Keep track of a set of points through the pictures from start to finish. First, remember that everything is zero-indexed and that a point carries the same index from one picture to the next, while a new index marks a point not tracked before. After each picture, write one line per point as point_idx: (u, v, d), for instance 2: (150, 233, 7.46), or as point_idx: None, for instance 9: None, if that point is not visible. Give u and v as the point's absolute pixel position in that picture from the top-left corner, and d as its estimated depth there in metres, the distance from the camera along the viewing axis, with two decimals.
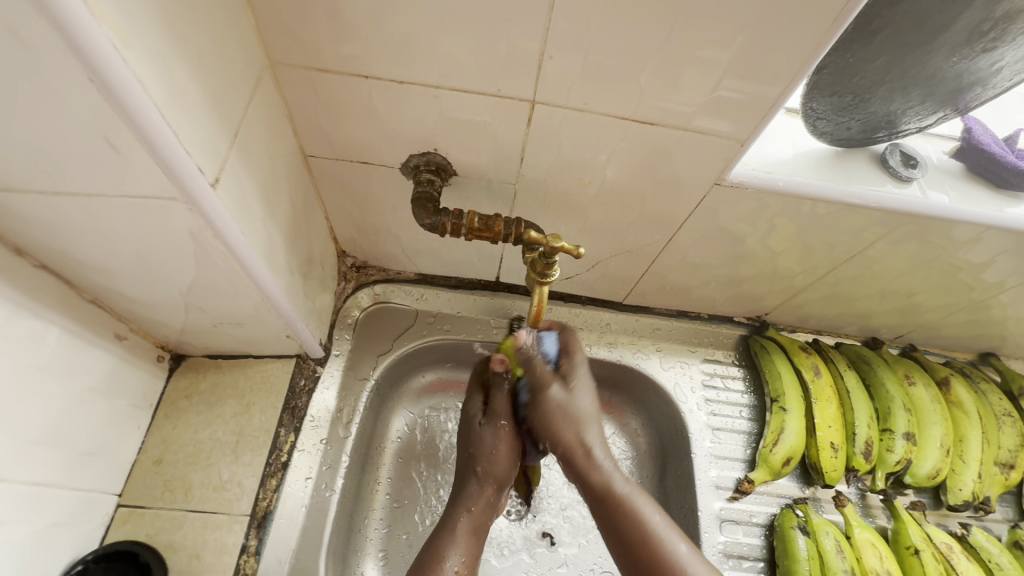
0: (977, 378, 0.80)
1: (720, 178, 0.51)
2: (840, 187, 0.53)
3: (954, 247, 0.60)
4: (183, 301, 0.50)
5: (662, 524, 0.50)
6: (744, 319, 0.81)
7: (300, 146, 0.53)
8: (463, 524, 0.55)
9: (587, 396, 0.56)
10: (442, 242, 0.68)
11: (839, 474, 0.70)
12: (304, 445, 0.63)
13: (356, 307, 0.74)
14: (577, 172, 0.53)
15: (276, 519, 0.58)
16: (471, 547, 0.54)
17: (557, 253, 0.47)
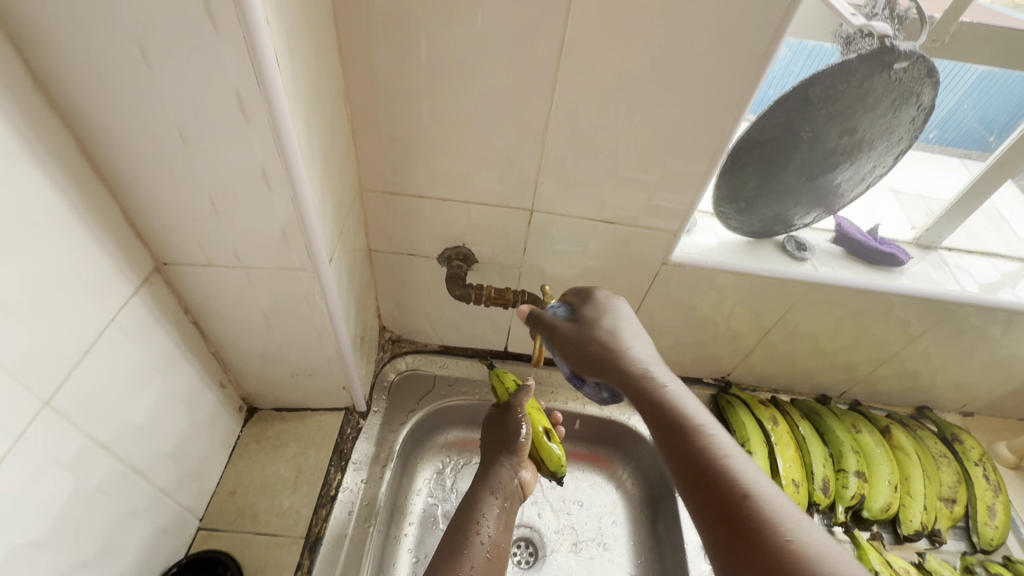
0: (914, 426, 0.94)
1: (665, 260, 0.72)
2: (755, 265, 0.74)
3: (854, 308, 0.79)
4: (279, 353, 0.68)
5: (746, 462, 0.43)
6: (712, 380, 0.97)
7: (368, 244, 0.74)
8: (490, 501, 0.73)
9: (609, 317, 0.56)
10: (463, 315, 0.87)
11: (803, 507, 0.82)
12: (348, 483, 0.75)
13: (392, 372, 0.91)
14: (565, 257, 0.74)
15: (325, 544, 0.69)
16: (498, 518, 0.73)
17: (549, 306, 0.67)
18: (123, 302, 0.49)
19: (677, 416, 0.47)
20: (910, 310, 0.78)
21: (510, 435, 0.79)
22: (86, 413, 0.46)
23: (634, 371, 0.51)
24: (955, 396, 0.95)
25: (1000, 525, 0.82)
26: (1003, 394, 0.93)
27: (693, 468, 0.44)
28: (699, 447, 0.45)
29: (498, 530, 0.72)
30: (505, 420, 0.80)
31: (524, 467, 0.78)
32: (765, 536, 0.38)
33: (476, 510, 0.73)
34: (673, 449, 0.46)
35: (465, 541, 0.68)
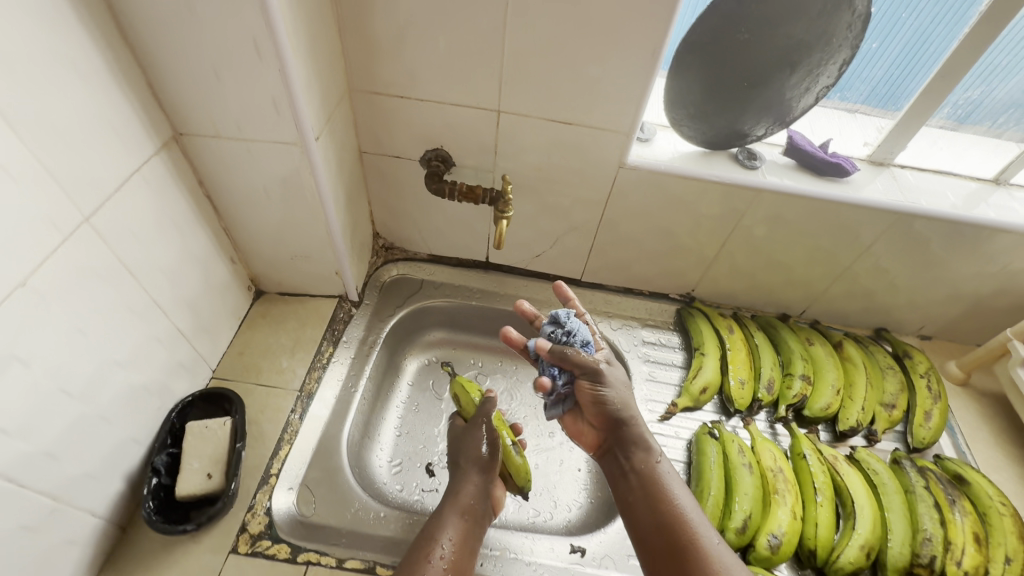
0: (868, 343, 1.00)
1: (621, 162, 0.80)
2: (705, 170, 0.81)
3: (802, 216, 0.85)
4: (278, 231, 0.79)
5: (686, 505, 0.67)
6: (677, 295, 1.05)
7: (359, 145, 0.84)
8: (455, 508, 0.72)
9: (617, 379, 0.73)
10: (447, 222, 0.97)
11: (746, 402, 0.89)
12: (338, 356, 0.87)
13: (384, 274, 1.02)
14: (532, 160, 0.82)
15: (316, 398, 0.82)
16: (460, 528, 0.70)
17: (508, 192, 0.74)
18: (146, 156, 0.61)
19: (652, 465, 0.70)
20: (856, 219, 0.84)
21: (474, 452, 0.79)
22: (118, 239, 0.58)
23: (636, 436, 0.71)
24: (911, 317, 1.00)
25: (934, 427, 0.88)
26: (958, 315, 0.97)
27: (652, 509, 0.67)
28: (660, 496, 0.67)
29: (457, 550, 0.67)
30: (469, 437, 0.80)
31: (490, 484, 0.77)
32: (684, 540, 0.63)
33: (437, 530, 0.68)
34: (636, 472, 0.70)
35: (425, 560, 0.64)
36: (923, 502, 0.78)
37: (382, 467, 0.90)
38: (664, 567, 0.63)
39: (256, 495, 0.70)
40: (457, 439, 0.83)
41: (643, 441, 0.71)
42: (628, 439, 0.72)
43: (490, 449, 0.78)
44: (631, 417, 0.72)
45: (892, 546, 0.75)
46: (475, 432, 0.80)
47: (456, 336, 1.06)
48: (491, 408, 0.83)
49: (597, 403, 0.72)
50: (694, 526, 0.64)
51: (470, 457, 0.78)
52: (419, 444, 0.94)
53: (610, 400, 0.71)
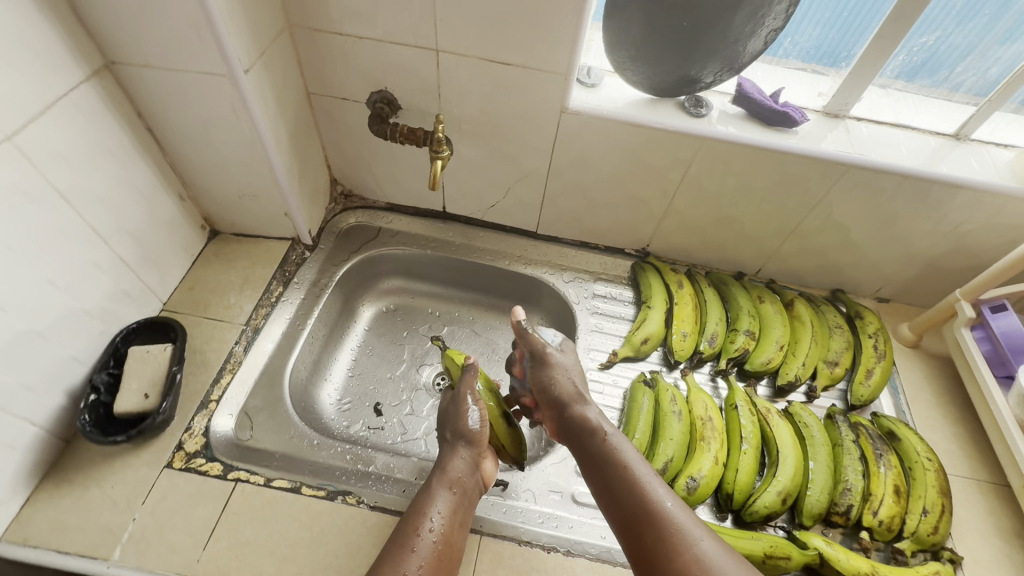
0: (820, 304, 0.99)
1: (563, 107, 0.79)
2: (649, 117, 0.80)
3: (749, 168, 0.84)
4: (223, 169, 0.81)
5: (643, 471, 0.64)
6: (633, 251, 1.05)
7: (305, 86, 0.85)
8: (441, 484, 0.68)
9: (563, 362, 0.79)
10: (400, 170, 0.97)
11: (686, 353, 0.90)
12: (288, 296, 0.90)
13: (342, 220, 1.04)
14: (475, 103, 0.82)
15: (261, 333, 0.85)
16: (449, 503, 0.66)
17: (442, 133, 0.75)
18: (75, 82, 0.62)
19: (600, 440, 0.68)
20: (804, 171, 0.83)
21: (462, 426, 0.75)
22: (46, 162, 0.60)
23: (580, 417, 0.72)
24: (867, 278, 0.99)
25: (874, 385, 0.88)
26: (914, 275, 0.96)
27: (606, 484, 0.65)
28: (613, 466, 0.65)
29: (449, 526, 0.64)
30: (455, 410, 0.76)
31: (480, 458, 0.73)
32: (642, 507, 0.60)
33: (425, 504, 0.66)
34: (590, 450, 0.68)
35: (413, 535, 0.62)
36: (849, 455, 0.79)
37: (329, 403, 0.93)
38: (627, 537, 0.61)
39: (193, 418, 0.74)
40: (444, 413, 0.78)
41: (588, 420, 0.71)
42: (575, 422, 0.72)
43: (478, 423, 0.74)
44: (574, 397, 0.74)
45: (811, 494, 0.76)
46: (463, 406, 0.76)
47: (413, 286, 1.09)
48: (473, 378, 0.80)
49: (545, 386, 0.77)
50: (647, 489, 0.62)
51: (458, 430, 0.74)
52: (369, 385, 0.98)
53: (553, 380, 0.77)
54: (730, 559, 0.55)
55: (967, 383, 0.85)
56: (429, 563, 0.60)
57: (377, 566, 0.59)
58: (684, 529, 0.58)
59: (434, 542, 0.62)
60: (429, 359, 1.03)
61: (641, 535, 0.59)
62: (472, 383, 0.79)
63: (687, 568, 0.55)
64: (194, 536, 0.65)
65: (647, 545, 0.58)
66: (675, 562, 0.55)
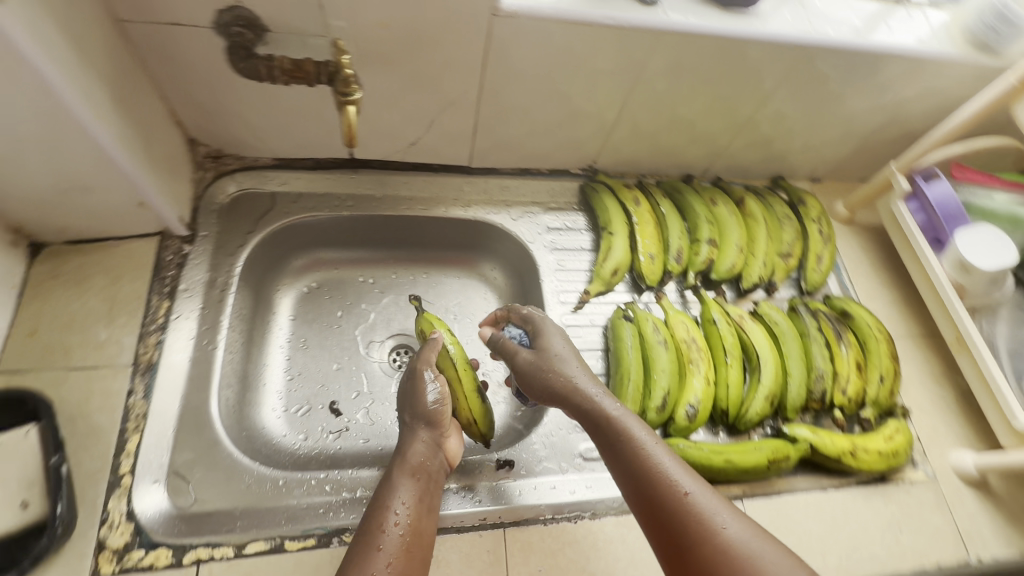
0: (767, 196, 0.98)
1: (495, 10, 0.62)
2: (598, 12, 0.66)
3: (706, 62, 0.74)
4: (18, 159, 0.55)
5: (657, 453, 0.52)
6: (578, 170, 0.94)
7: (108, 11, 0.56)
8: (402, 470, 0.59)
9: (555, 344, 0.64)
10: (285, 115, 0.74)
11: (657, 277, 0.86)
12: (181, 311, 0.69)
13: (220, 193, 0.79)
14: (377, 14, 0.61)
15: (161, 368, 0.65)
16: (412, 495, 0.57)
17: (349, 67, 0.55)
18: None
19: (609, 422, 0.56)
20: (762, 59, 0.75)
21: (419, 405, 0.65)
22: None
23: (583, 406, 0.58)
24: (806, 161, 0.98)
25: (824, 269, 0.92)
26: (848, 152, 0.97)
27: (617, 468, 0.54)
28: (624, 451, 0.53)
29: (416, 514, 0.55)
30: (413, 389, 0.66)
31: (443, 438, 0.64)
32: (661, 497, 0.49)
33: (387, 495, 0.56)
34: (599, 432, 0.56)
35: (376, 533, 0.52)
36: (816, 344, 0.84)
37: (275, 418, 0.78)
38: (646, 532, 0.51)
39: (107, 504, 0.57)
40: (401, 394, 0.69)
41: (593, 408, 0.57)
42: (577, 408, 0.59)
43: (440, 401, 0.64)
44: (568, 383, 0.60)
45: (792, 390, 0.80)
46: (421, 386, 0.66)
47: (335, 255, 0.91)
48: (430, 352, 0.70)
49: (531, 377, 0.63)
50: (669, 476, 0.50)
51: (419, 412, 0.64)
52: (316, 384, 0.83)
53: (543, 372, 0.62)
54: (764, 545, 0.45)
55: (902, 252, 0.91)
56: (402, 561, 0.50)
57: (346, 563, 0.50)
58: (707, 516, 0.47)
59: (402, 536, 0.52)
60: (379, 335, 0.89)
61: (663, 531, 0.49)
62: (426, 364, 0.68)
63: (714, 562, 0.45)
64: None
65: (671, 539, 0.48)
66: (698, 559, 0.46)
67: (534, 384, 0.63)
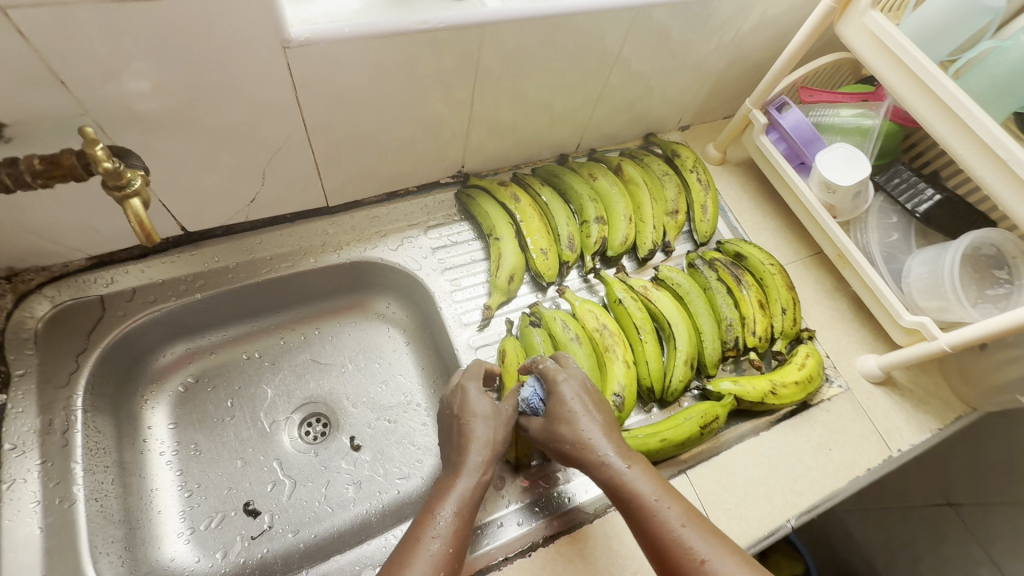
0: (643, 156, 0.97)
1: (284, 42, 0.53)
2: (407, 18, 0.59)
3: (540, 44, 0.70)
4: None
5: (671, 516, 0.50)
6: (449, 179, 0.88)
7: None
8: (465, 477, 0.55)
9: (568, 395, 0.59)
10: (78, 209, 0.62)
11: (555, 271, 0.83)
12: (17, 475, 0.57)
13: (29, 317, 0.65)
14: (138, 76, 0.50)
15: (6, 554, 0.53)
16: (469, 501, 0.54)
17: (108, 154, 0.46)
18: None
19: (621, 482, 0.53)
20: (596, 28, 0.71)
21: (489, 412, 0.60)
22: None
23: (594, 463, 0.55)
24: (670, 114, 0.98)
25: (711, 218, 0.92)
26: (705, 96, 0.97)
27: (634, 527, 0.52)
28: (639, 513, 0.51)
29: (465, 520, 0.52)
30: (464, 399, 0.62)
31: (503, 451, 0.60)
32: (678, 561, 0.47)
33: (438, 500, 0.53)
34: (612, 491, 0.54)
35: (423, 538, 0.49)
36: (719, 294, 0.85)
37: (181, 545, 0.68)
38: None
39: None
40: (457, 406, 0.62)
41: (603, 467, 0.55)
42: (589, 465, 0.56)
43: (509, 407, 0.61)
44: (582, 442, 0.57)
45: (707, 347, 0.80)
46: (481, 402, 0.61)
47: (205, 341, 0.80)
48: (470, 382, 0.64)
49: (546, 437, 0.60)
50: (683, 545, 0.48)
51: (491, 419, 0.60)
52: (221, 491, 0.73)
53: (556, 434, 0.59)
54: None
55: (774, 182, 0.93)
56: (451, 570, 0.48)
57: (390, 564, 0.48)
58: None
59: (456, 541, 0.50)
60: (281, 412, 0.80)
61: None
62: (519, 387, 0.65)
63: None
64: None
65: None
66: None
67: (549, 443, 0.60)
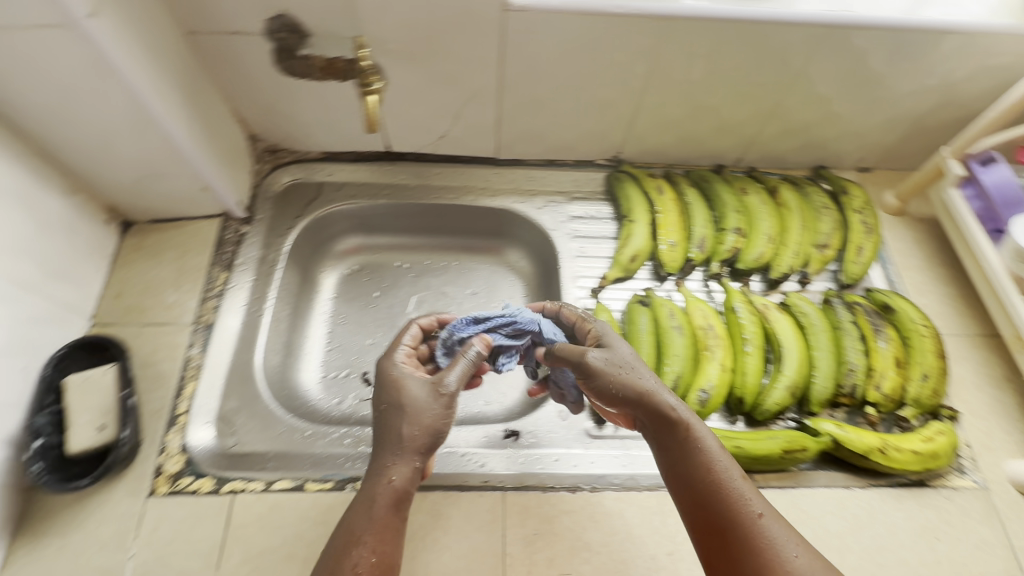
0: (805, 185, 0.94)
1: (506, 5, 0.66)
2: (608, 2, 0.68)
3: (724, 48, 0.74)
4: (111, 149, 0.67)
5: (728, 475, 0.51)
6: (604, 161, 0.96)
7: (182, 24, 0.67)
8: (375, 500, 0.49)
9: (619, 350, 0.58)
10: (327, 111, 0.83)
11: (678, 264, 0.86)
12: (236, 283, 0.79)
13: (275, 182, 0.90)
14: (399, 15, 0.68)
15: (216, 329, 0.75)
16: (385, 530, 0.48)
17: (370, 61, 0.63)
18: None
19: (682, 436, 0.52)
20: (786, 41, 0.73)
21: (392, 420, 0.53)
22: None
23: (650, 409, 0.53)
24: (850, 149, 0.94)
25: (865, 261, 0.86)
26: (896, 139, 0.91)
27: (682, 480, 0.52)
28: (694, 467, 0.51)
29: (385, 545, 0.48)
30: (392, 391, 0.55)
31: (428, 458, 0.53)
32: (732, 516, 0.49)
33: (347, 534, 0.48)
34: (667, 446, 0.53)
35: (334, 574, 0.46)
36: (849, 336, 0.79)
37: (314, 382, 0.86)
38: (701, 543, 0.51)
39: (166, 436, 0.67)
40: (383, 397, 0.55)
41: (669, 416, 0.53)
42: (646, 415, 0.54)
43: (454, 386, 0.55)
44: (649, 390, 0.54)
45: (817, 383, 0.76)
46: (414, 391, 0.54)
47: (375, 242, 0.98)
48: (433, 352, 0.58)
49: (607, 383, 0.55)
50: (744, 503, 0.49)
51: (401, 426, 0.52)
52: (351, 356, 0.89)
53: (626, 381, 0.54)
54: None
55: (956, 243, 0.84)
56: None
57: None
58: (777, 543, 0.47)
59: None
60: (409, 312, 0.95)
61: (725, 554, 0.48)
62: (453, 371, 0.56)
63: None
64: (201, 559, 0.60)
65: (733, 566, 0.48)
66: None
67: (610, 390, 0.55)
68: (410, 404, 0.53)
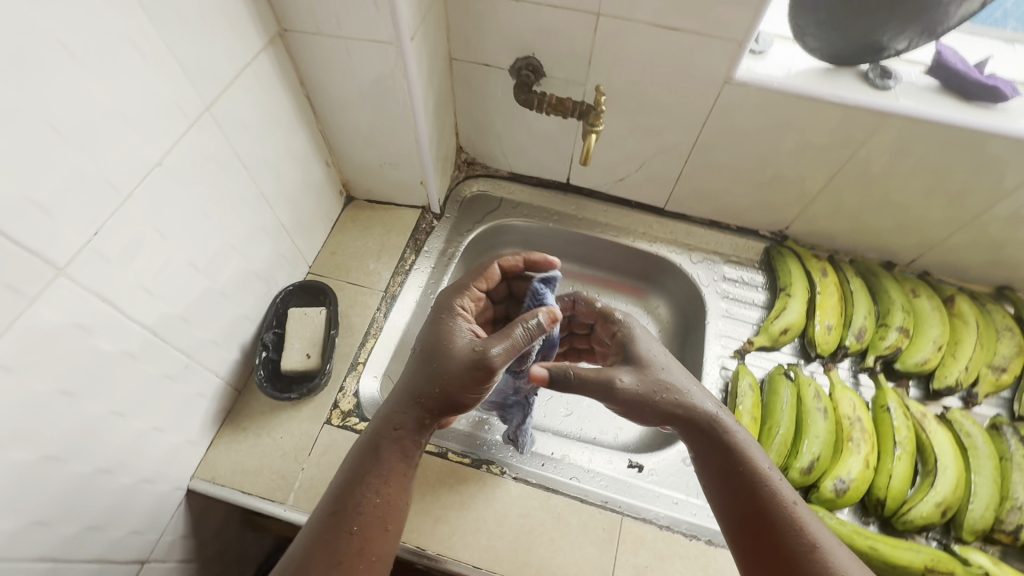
0: (985, 302, 0.90)
1: (729, 77, 0.73)
2: (826, 90, 0.73)
3: (934, 150, 0.75)
4: (369, 138, 0.82)
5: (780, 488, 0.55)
6: (768, 233, 0.99)
7: (449, 51, 0.82)
8: (389, 449, 0.55)
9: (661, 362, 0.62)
10: (531, 139, 0.94)
11: (830, 348, 0.85)
12: (420, 266, 0.92)
13: (465, 189, 1.03)
14: (628, 72, 0.77)
15: (399, 300, 0.87)
16: (393, 478, 0.54)
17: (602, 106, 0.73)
18: (255, 53, 0.63)
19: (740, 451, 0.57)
20: (1006, 156, 0.72)
21: (438, 375, 0.56)
22: (234, 131, 0.62)
23: (704, 423, 0.59)
24: None
25: None
26: None
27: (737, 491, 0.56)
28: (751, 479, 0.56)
29: (395, 492, 0.54)
30: (440, 341, 0.59)
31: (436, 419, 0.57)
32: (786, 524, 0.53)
33: (367, 470, 0.54)
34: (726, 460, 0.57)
35: (353, 505, 0.52)
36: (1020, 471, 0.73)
37: None
38: (745, 543, 0.54)
39: (346, 378, 0.78)
40: (435, 342, 0.59)
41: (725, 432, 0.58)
42: (700, 429, 0.59)
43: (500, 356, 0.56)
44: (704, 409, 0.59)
45: (973, 510, 0.71)
46: (463, 351, 0.57)
47: None
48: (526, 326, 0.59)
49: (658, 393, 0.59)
50: (791, 507, 0.54)
51: (448, 384, 0.56)
52: None
53: (681, 394, 0.60)
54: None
55: None
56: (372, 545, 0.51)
57: (329, 505, 0.52)
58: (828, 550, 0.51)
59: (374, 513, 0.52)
60: None
61: (772, 550, 0.52)
62: (503, 343, 0.57)
63: None
64: None
65: (779, 561, 0.52)
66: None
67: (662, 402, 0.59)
68: (460, 367, 0.56)
